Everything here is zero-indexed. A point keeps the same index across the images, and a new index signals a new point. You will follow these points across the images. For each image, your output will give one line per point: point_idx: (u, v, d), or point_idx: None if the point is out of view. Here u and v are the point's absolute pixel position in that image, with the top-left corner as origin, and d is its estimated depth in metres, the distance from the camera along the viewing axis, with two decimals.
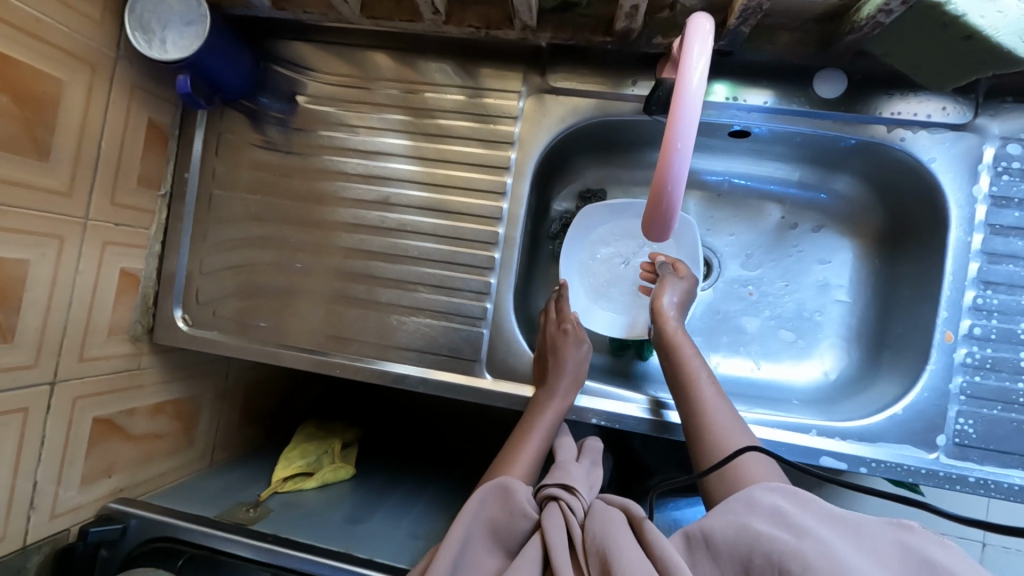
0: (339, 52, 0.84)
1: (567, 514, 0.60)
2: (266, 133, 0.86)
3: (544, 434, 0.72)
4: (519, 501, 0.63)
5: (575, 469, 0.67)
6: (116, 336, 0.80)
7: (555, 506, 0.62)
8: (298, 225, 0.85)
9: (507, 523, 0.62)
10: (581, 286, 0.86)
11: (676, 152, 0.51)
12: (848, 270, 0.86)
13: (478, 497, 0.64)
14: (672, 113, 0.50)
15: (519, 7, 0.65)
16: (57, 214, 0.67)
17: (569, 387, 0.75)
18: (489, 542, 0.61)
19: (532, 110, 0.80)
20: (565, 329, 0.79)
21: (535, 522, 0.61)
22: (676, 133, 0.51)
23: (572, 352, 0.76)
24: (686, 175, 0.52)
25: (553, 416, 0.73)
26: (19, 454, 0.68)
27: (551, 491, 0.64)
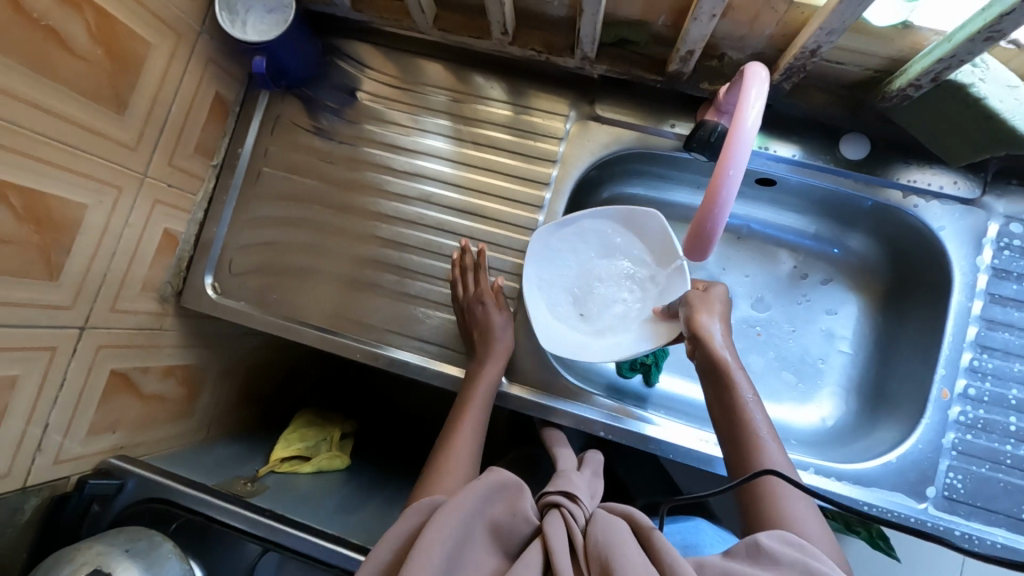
0: (399, 58, 0.90)
1: (569, 522, 0.60)
2: (321, 122, 0.90)
3: (482, 405, 0.76)
4: (521, 506, 0.61)
5: (577, 477, 0.67)
6: (147, 293, 0.81)
7: (557, 512, 0.62)
8: (338, 212, 0.89)
9: (508, 523, 0.60)
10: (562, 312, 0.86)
11: (728, 180, 0.54)
12: (853, 323, 0.91)
13: (481, 491, 0.60)
14: (727, 146, 0.54)
15: (583, 38, 0.71)
16: (121, 166, 0.70)
17: (500, 356, 0.78)
18: (484, 540, 0.59)
19: (576, 134, 0.85)
20: (485, 303, 0.79)
21: (537, 526, 0.60)
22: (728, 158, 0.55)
23: (498, 320, 0.79)
24: (732, 203, 0.55)
25: (490, 385, 0.77)
26: (39, 393, 0.69)
27: (552, 497, 0.63)
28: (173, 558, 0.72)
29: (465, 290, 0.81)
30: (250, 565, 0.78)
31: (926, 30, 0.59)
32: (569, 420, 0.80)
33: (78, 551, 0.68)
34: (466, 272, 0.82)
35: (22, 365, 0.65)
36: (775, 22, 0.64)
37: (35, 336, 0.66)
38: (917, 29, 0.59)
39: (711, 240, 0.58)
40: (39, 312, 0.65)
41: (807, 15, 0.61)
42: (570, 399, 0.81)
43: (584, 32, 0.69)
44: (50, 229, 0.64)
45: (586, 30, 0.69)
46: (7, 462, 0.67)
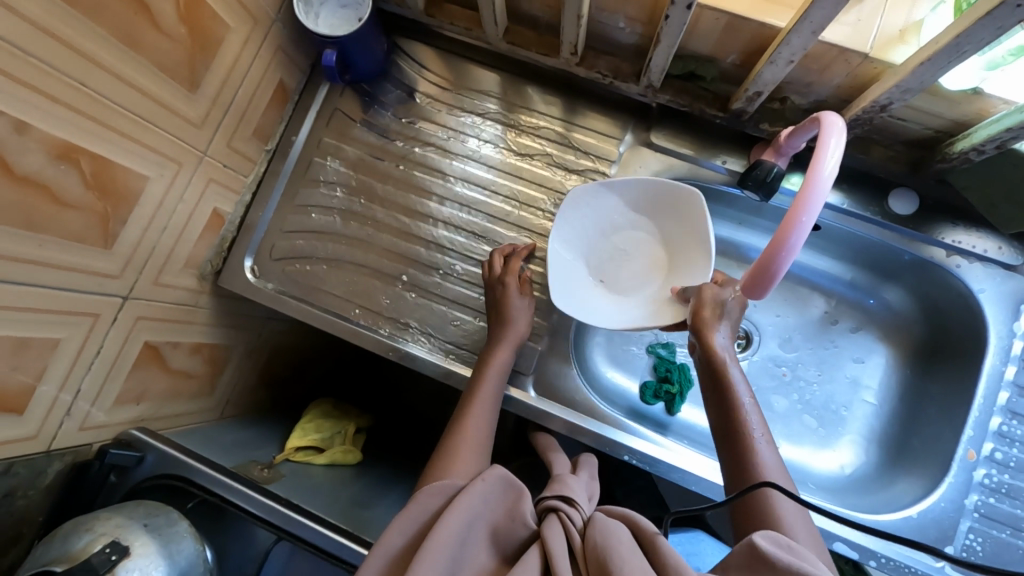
0: (458, 64, 0.92)
1: (567, 526, 0.60)
2: (375, 118, 0.91)
3: (490, 391, 0.76)
4: (521, 508, 0.62)
5: (574, 481, 0.67)
6: (189, 269, 0.82)
7: (554, 516, 0.62)
8: (383, 209, 0.89)
9: (508, 526, 0.60)
10: (568, 269, 0.82)
11: (800, 225, 0.55)
12: (879, 373, 0.92)
13: (477, 492, 0.61)
14: (802, 190, 0.55)
15: (653, 68, 0.72)
16: (184, 142, 0.70)
17: (511, 342, 0.78)
18: (484, 541, 0.59)
19: (628, 158, 0.86)
20: (505, 283, 0.79)
21: (535, 531, 0.61)
22: (801, 203, 0.56)
23: (516, 304, 0.79)
24: (799, 247, 0.56)
25: (501, 371, 0.77)
26: (76, 358, 0.69)
27: (551, 502, 0.63)
28: (188, 539, 0.71)
29: (492, 268, 0.82)
30: (262, 553, 0.78)
31: (995, 98, 0.60)
32: (598, 443, 0.81)
33: (97, 521, 0.67)
34: (497, 256, 0.83)
35: (66, 330, 0.65)
36: (845, 74, 0.65)
37: (82, 303, 0.66)
38: (987, 97, 0.60)
39: (771, 282, 0.59)
40: (90, 279, 0.65)
41: (880, 70, 0.63)
42: (595, 420, 0.81)
43: (656, 62, 0.70)
44: (112, 198, 0.64)
45: (658, 60, 0.70)
46: (37, 425, 0.67)
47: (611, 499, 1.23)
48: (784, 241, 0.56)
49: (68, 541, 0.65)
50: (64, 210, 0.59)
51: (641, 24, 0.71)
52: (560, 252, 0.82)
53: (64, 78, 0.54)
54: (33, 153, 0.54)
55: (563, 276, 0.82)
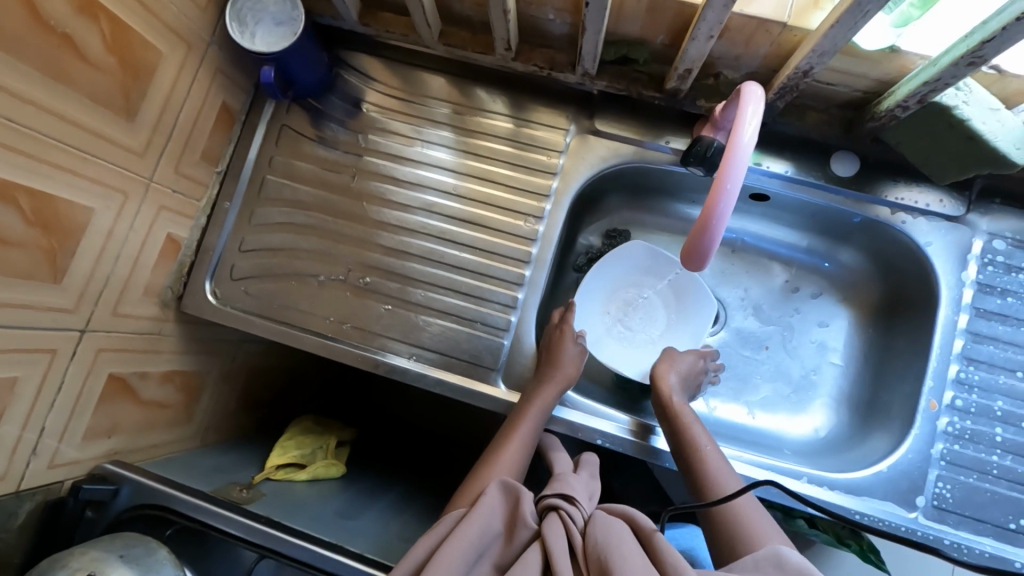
0: (402, 69, 0.93)
1: (568, 525, 0.64)
2: (323, 131, 0.92)
3: (533, 423, 0.77)
4: (521, 508, 0.66)
5: (574, 480, 0.71)
6: (150, 297, 0.82)
7: (555, 514, 0.65)
8: (340, 220, 0.90)
9: (511, 526, 0.65)
10: (589, 299, 0.93)
11: (726, 193, 0.56)
12: (844, 335, 0.93)
13: (492, 504, 0.66)
14: (725, 160, 0.56)
15: (585, 56, 0.73)
16: (129, 171, 0.71)
17: (557, 384, 0.79)
18: (499, 547, 0.64)
19: (576, 148, 0.88)
20: (563, 329, 0.84)
21: (536, 529, 0.65)
22: (726, 172, 0.57)
23: (569, 350, 0.82)
24: (728, 216, 0.58)
25: (543, 409, 0.79)
26: (37, 395, 0.69)
27: (551, 500, 0.67)
28: (167, 564, 0.71)
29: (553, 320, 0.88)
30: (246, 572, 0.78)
31: (912, 54, 0.62)
32: (569, 430, 0.82)
33: (73, 556, 0.67)
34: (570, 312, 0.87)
35: (23, 368, 0.65)
36: (769, 44, 0.67)
37: (36, 339, 0.66)
38: (904, 53, 0.62)
39: (705, 255, 0.60)
40: (42, 314, 0.66)
41: (801, 37, 0.64)
42: (562, 405, 0.83)
43: (586, 50, 0.71)
44: (56, 232, 0.64)
45: (588, 48, 0.71)
46: (3, 466, 0.67)
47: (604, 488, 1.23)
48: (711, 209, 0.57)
49: None
50: (6, 248, 0.60)
51: (570, 14, 0.73)
52: (590, 285, 0.93)
53: None
54: None
55: (584, 304, 0.93)
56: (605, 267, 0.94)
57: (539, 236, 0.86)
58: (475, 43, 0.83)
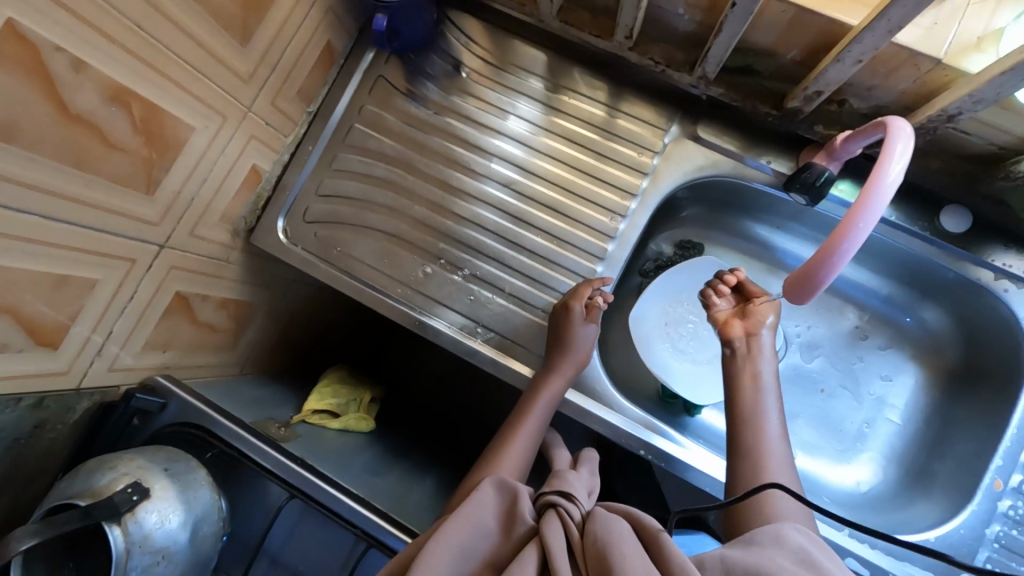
0: (506, 39, 0.90)
1: (564, 522, 0.61)
2: (416, 87, 0.90)
3: (539, 417, 0.78)
4: (520, 506, 0.64)
5: (574, 477, 0.70)
6: (224, 223, 0.82)
7: (554, 511, 0.64)
8: (418, 180, 0.88)
9: (510, 524, 0.63)
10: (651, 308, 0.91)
11: (858, 231, 0.55)
12: (907, 394, 0.90)
13: (485, 501, 0.65)
14: (864, 196, 0.54)
15: (709, 58, 0.70)
16: (231, 96, 0.71)
17: (565, 372, 0.79)
18: (496, 545, 0.62)
19: (673, 150, 0.84)
20: (571, 309, 0.79)
21: (534, 529, 0.63)
22: (862, 209, 0.55)
23: (581, 331, 0.79)
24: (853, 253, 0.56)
25: (548, 404, 0.78)
26: (111, 300, 0.70)
27: (551, 497, 0.65)
28: (203, 485, 0.73)
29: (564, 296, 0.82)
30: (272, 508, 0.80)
31: None
32: (613, 435, 0.81)
33: (120, 460, 0.69)
34: (586, 286, 0.81)
35: (104, 272, 0.66)
36: (912, 79, 0.63)
37: (119, 246, 0.66)
38: None
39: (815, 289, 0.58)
40: (129, 222, 0.66)
41: (952, 78, 0.60)
42: (608, 408, 0.82)
43: (714, 52, 0.68)
44: (158, 145, 0.64)
45: (716, 51, 0.68)
46: (70, 360, 0.68)
47: (609, 491, 1.23)
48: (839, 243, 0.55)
49: (92, 478, 0.66)
50: (113, 152, 0.59)
51: (702, 12, 0.69)
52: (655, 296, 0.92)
53: (123, 18, 0.54)
54: (86, 90, 0.53)
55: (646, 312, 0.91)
56: (672, 278, 0.92)
57: (617, 234, 0.84)
58: (594, 26, 0.80)
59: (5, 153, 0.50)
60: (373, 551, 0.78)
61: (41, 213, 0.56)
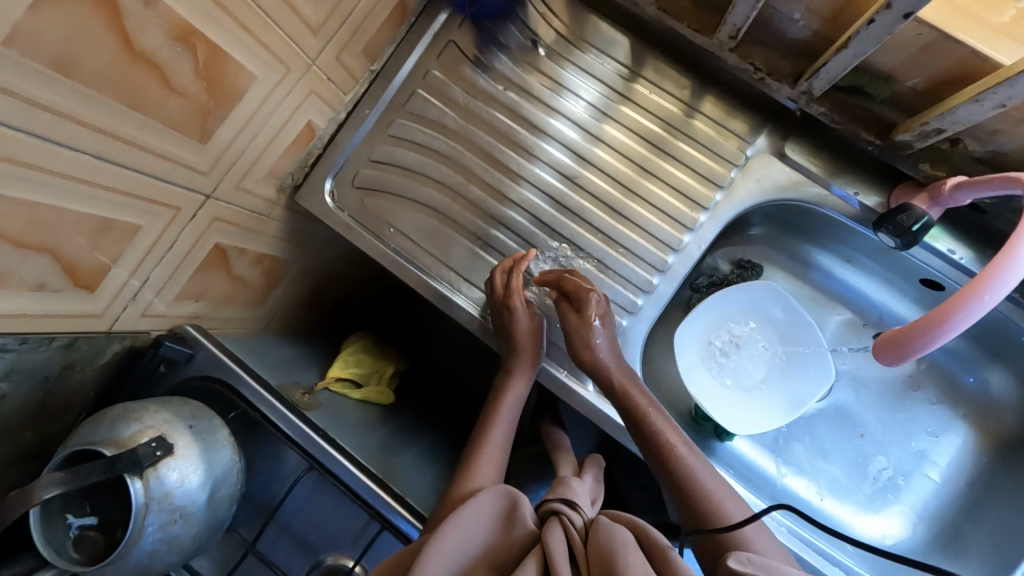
0: (594, 17, 0.84)
1: (568, 527, 0.63)
2: (485, 55, 0.84)
3: (503, 427, 0.80)
4: (520, 510, 0.65)
5: (578, 488, 0.72)
6: (271, 179, 0.78)
7: (557, 518, 0.65)
8: (475, 159, 0.84)
9: (507, 527, 0.64)
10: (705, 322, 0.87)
11: (982, 301, 0.56)
12: (953, 452, 0.86)
13: (489, 498, 0.65)
14: (991, 270, 0.56)
15: (822, 72, 0.64)
16: (298, 47, 0.66)
17: (526, 369, 0.80)
18: (494, 546, 0.62)
19: (756, 165, 0.79)
20: (511, 307, 0.76)
21: (535, 533, 0.64)
22: (985, 281, 0.56)
23: (525, 326, 0.78)
24: (970, 322, 0.57)
25: (512, 407, 0.81)
26: (151, 247, 0.67)
27: (554, 505, 0.67)
28: (224, 447, 0.72)
29: (495, 292, 0.79)
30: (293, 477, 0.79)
31: None
32: None
33: (146, 413, 0.67)
34: (505, 275, 0.78)
35: (147, 219, 0.63)
36: None
37: (165, 193, 0.63)
38: None
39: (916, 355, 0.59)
40: (179, 170, 0.63)
41: None
42: None
43: (831, 67, 0.62)
44: (218, 93, 0.60)
45: (833, 68, 0.62)
46: (103, 304, 0.65)
47: (614, 491, 1.21)
48: (947, 317, 0.56)
49: (115, 427, 0.65)
50: (172, 96, 0.55)
51: (821, 21, 0.62)
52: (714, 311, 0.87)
53: None
54: (152, 28, 0.49)
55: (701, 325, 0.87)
56: (735, 295, 0.87)
57: (681, 246, 0.79)
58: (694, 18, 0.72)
59: (63, 87, 0.46)
60: (385, 533, 0.77)
61: (92, 153, 0.52)
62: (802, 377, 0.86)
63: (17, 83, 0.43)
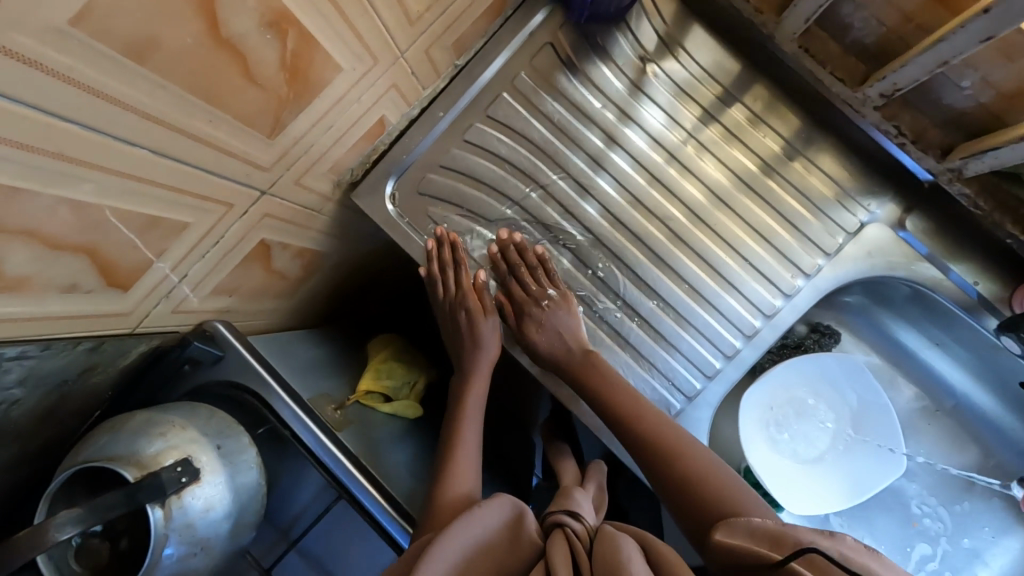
0: (723, 45, 0.80)
1: (572, 539, 0.55)
2: (578, 57, 0.76)
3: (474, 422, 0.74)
4: (524, 524, 0.57)
5: (579, 496, 0.64)
6: (331, 174, 0.69)
7: (562, 532, 0.56)
8: (543, 165, 0.75)
9: (512, 540, 0.56)
10: (784, 385, 0.82)
11: None
12: (1009, 558, 0.82)
13: (494, 504, 0.58)
14: None
15: (987, 156, 0.62)
16: (392, 37, 0.57)
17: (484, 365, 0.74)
18: (499, 555, 0.54)
19: (871, 236, 0.75)
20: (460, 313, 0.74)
21: (540, 544, 0.56)
22: None
23: (486, 331, 0.73)
24: None
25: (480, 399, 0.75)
26: (196, 243, 0.58)
27: (558, 517, 0.58)
28: (253, 469, 0.65)
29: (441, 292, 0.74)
30: (325, 508, 0.73)
31: None
32: None
33: (172, 429, 0.60)
34: (450, 275, 0.73)
35: (198, 216, 0.54)
36: None
37: (221, 189, 0.54)
38: None
39: None
40: (240, 165, 0.54)
41: None
42: None
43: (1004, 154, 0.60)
44: (300, 85, 0.51)
45: (1004, 154, 0.60)
46: (136, 301, 0.57)
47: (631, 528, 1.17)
48: None
49: (137, 442, 0.58)
50: (251, 88, 0.47)
51: None
52: (798, 376, 0.82)
53: None
54: (246, 10, 0.40)
55: (778, 387, 0.82)
56: (822, 362, 0.82)
57: (773, 312, 0.74)
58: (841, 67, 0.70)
59: (131, 74, 0.37)
60: None
61: (152, 148, 0.43)
62: (872, 469, 0.80)
63: (77, 68, 0.34)
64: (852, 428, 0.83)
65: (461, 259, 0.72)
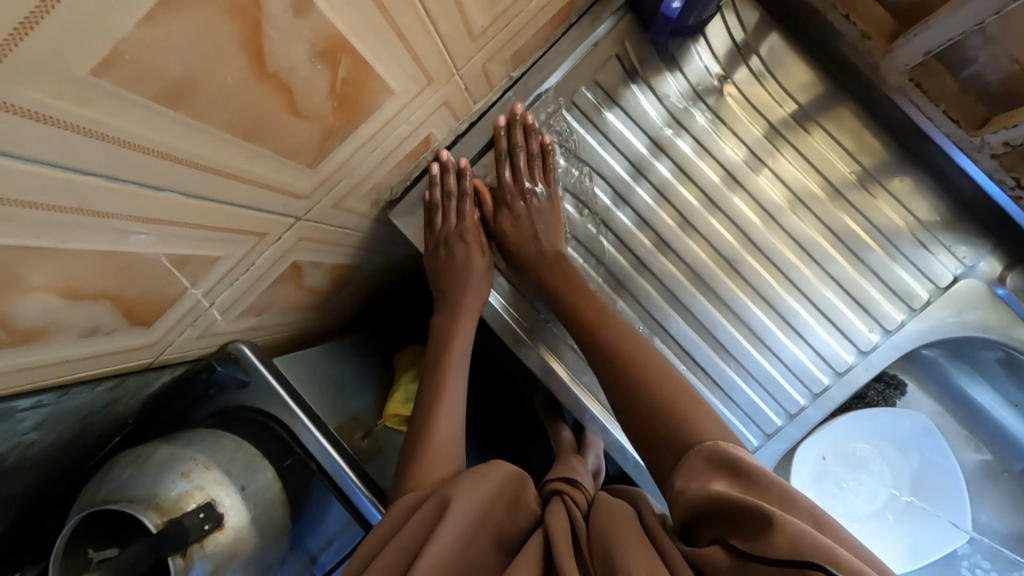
0: (812, 63, 0.72)
1: (571, 507, 0.51)
2: (645, 67, 0.68)
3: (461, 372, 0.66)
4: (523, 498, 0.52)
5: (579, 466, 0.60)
6: (371, 192, 0.63)
7: (560, 498, 0.53)
8: (590, 180, 0.70)
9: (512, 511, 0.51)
10: (846, 441, 0.77)
11: None
12: None
13: (495, 471, 0.53)
14: None
15: None
16: (448, 54, 0.50)
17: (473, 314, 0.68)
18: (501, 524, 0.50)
19: (963, 293, 0.70)
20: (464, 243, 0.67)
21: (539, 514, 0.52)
22: None
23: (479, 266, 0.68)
24: None
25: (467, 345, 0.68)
26: (226, 272, 0.53)
27: (555, 485, 0.55)
28: (277, 506, 0.62)
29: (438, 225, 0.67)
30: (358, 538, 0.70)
31: None
32: None
33: (195, 468, 0.57)
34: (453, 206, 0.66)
35: (228, 248, 0.49)
36: None
37: (254, 221, 0.49)
38: None
39: None
40: (277, 195, 0.48)
41: None
42: None
43: None
44: (349, 112, 0.45)
45: None
46: (162, 331, 0.52)
47: None
48: None
49: (158, 479, 0.55)
50: (296, 120, 0.41)
51: None
52: (862, 434, 0.77)
53: None
54: (296, 41, 0.35)
55: (840, 442, 0.77)
56: (889, 422, 0.77)
57: (844, 369, 0.69)
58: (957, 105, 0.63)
59: (161, 119, 0.32)
60: None
61: (182, 191, 0.38)
62: (929, 538, 0.77)
63: (97, 118, 0.28)
64: (908, 490, 0.78)
65: (467, 190, 0.66)
